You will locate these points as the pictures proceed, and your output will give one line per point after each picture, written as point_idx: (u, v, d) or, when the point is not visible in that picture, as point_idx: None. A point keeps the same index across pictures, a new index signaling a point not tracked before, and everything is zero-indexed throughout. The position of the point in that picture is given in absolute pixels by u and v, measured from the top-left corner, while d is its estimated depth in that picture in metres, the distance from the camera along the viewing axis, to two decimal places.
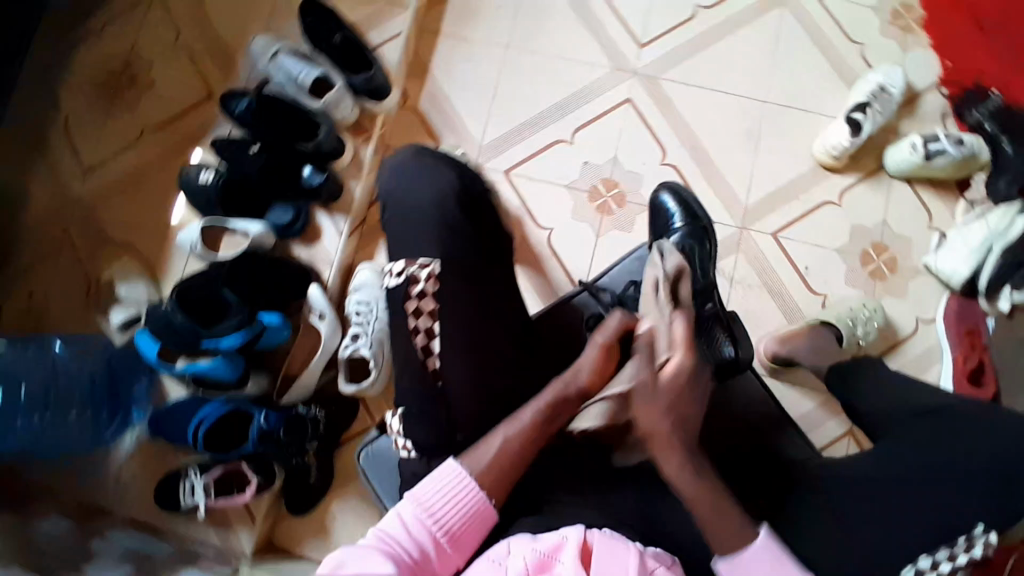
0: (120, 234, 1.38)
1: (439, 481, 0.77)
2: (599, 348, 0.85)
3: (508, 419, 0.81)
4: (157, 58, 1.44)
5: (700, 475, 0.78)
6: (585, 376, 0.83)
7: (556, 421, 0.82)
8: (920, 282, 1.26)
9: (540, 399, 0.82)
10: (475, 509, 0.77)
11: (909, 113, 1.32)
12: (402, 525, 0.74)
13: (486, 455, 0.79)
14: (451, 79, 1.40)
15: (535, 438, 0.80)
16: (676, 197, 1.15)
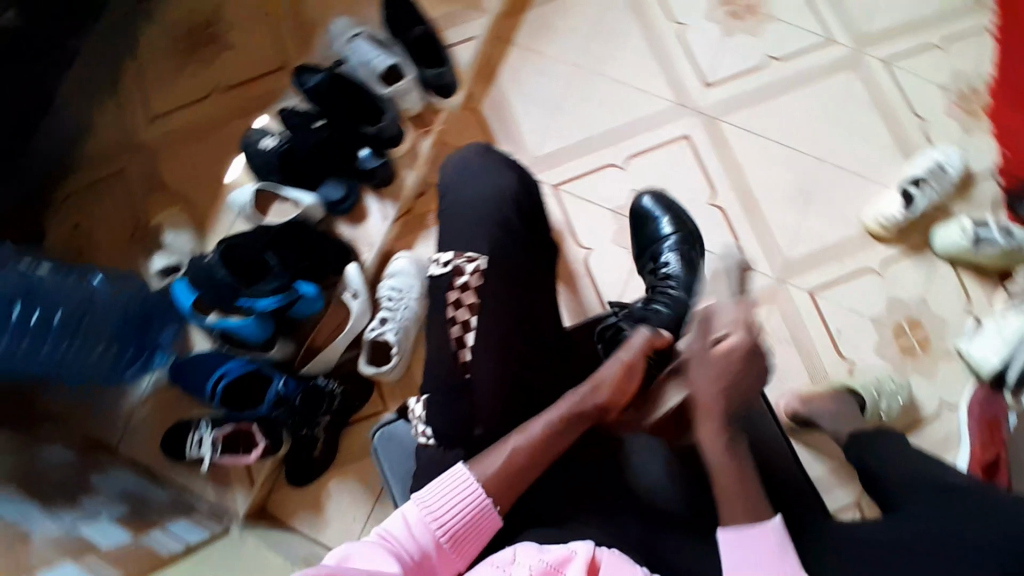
0: (175, 183, 1.42)
1: (444, 485, 0.79)
2: (623, 362, 0.90)
3: (518, 429, 0.82)
4: (240, 21, 1.49)
5: (740, 464, 0.80)
6: (608, 384, 0.88)
7: (571, 433, 0.83)
8: (950, 365, 1.25)
9: (553, 412, 0.83)
10: (479, 514, 0.78)
11: (962, 195, 1.32)
12: (405, 526, 0.75)
13: (495, 464, 0.80)
14: (517, 87, 1.43)
15: (541, 453, 0.81)
16: (663, 203, 1.24)
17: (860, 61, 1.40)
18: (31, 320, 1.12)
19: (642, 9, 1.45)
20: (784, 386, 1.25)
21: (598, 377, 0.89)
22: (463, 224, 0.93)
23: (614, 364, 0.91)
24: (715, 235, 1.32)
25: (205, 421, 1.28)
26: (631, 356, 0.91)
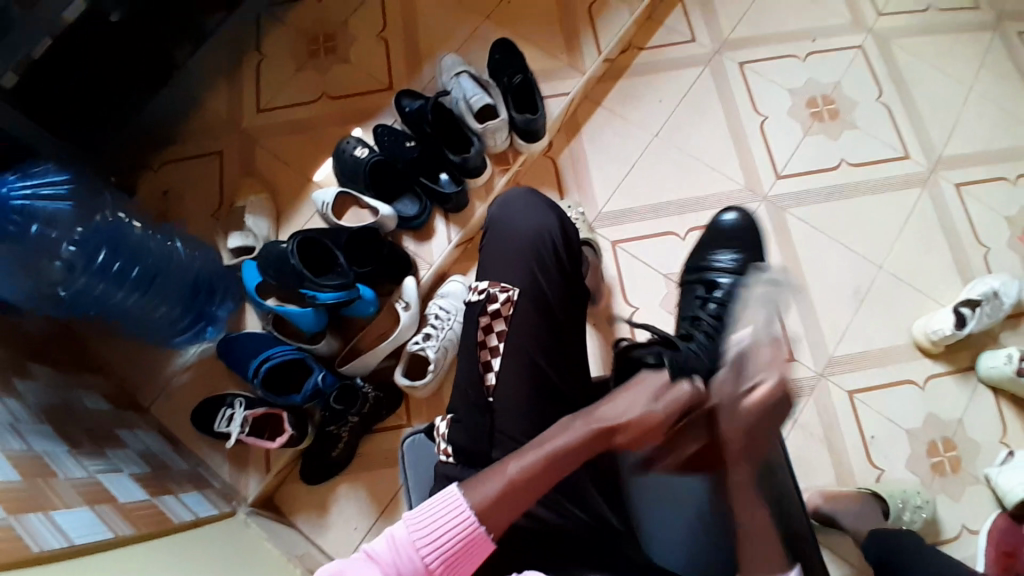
0: (265, 173, 1.53)
1: (434, 506, 0.74)
2: (642, 413, 0.77)
3: (530, 448, 0.77)
4: (360, 41, 1.62)
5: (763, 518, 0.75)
6: (626, 428, 0.77)
7: (568, 467, 0.77)
8: (978, 492, 1.22)
9: (561, 441, 0.77)
10: (467, 539, 0.73)
11: (1015, 327, 1.32)
12: (392, 546, 0.72)
13: (494, 489, 0.75)
14: (596, 145, 1.51)
15: (538, 485, 0.75)
16: (739, 219, 1.16)
17: (933, 181, 1.43)
18: (113, 267, 1.23)
19: (728, 96, 1.52)
20: (807, 479, 1.24)
21: (617, 414, 0.78)
22: (510, 256, 0.92)
23: (637, 409, 0.78)
24: None
25: (241, 400, 1.32)
26: (657, 414, 0.77)
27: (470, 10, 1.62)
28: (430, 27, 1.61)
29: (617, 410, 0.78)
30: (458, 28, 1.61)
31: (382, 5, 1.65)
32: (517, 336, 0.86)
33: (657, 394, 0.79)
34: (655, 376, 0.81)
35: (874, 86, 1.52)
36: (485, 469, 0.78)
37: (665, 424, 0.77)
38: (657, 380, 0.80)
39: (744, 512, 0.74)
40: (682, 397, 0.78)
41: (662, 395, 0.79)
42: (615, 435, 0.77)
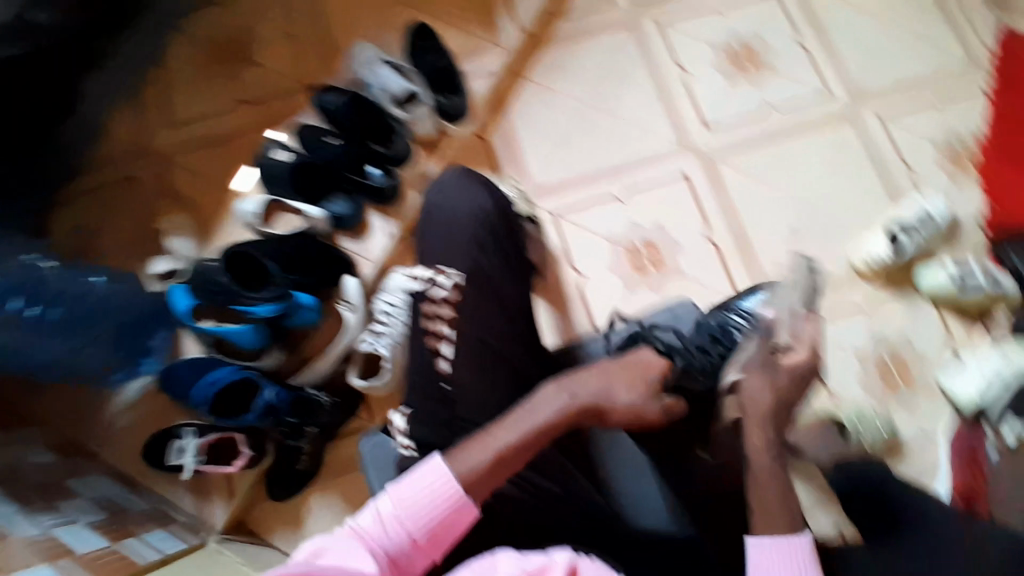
0: (184, 190, 1.45)
1: (419, 477, 0.72)
2: (634, 406, 0.78)
3: (518, 412, 0.76)
4: (267, 41, 1.55)
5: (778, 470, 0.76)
6: (617, 413, 0.78)
7: (547, 442, 0.76)
8: (932, 401, 1.26)
9: (554, 407, 0.76)
10: (454, 508, 0.71)
11: (949, 242, 1.36)
12: (378, 521, 0.70)
13: (480, 461, 0.73)
14: (524, 118, 1.48)
15: (534, 442, 0.75)
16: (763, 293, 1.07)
17: (856, 114, 1.46)
18: (28, 313, 1.14)
19: (649, 54, 1.52)
20: None
21: (610, 398, 0.78)
22: (449, 239, 0.86)
23: (630, 399, 0.78)
24: (709, 272, 1.36)
25: (190, 429, 1.26)
26: (651, 412, 0.78)
27: None
28: (338, 18, 1.55)
29: (615, 394, 0.78)
30: (368, 16, 1.55)
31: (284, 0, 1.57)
32: (463, 314, 0.82)
33: (652, 387, 0.79)
34: (654, 361, 0.82)
35: (788, 28, 1.53)
36: (471, 437, 0.76)
37: (655, 422, 0.78)
38: (653, 370, 0.80)
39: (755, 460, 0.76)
40: (672, 404, 0.79)
41: (656, 391, 0.79)
42: (605, 420, 0.78)
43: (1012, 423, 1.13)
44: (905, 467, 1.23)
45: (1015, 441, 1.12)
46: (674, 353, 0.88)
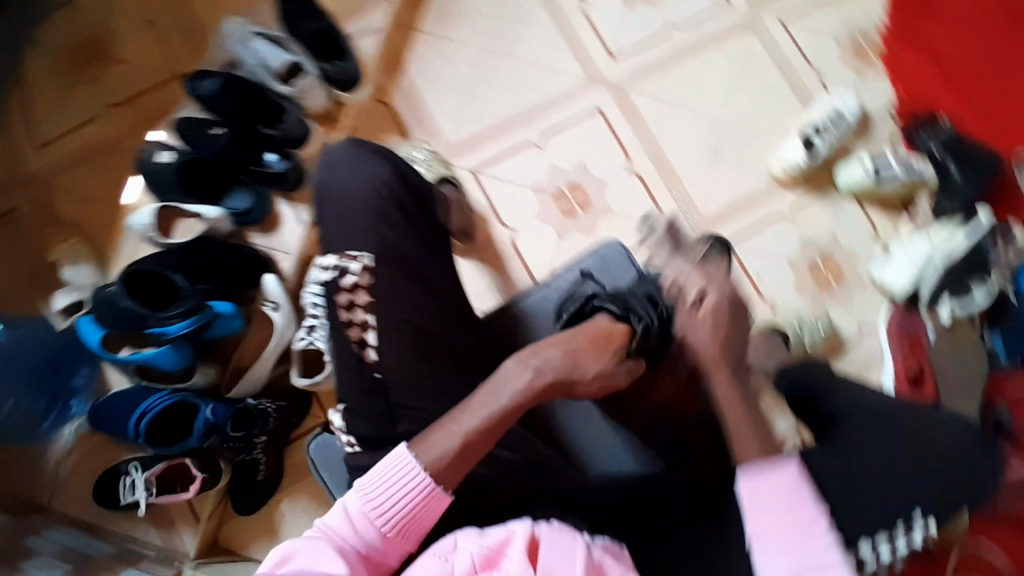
0: (70, 214, 1.32)
1: (385, 470, 0.68)
2: (600, 376, 0.76)
3: (481, 393, 0.72)
4: (127, 35, 1.40)
5: (750, 409, 0.74)
6: (584, 384, 0.75)
7: (512, 423, 0.72)
8: (865, 293, 1.31)
9: (519, 382, 0.73)
10: (424, 499, 0.68)
11: (862, 135, 1.37)
12: (346, 519, 0.67)
13: (448, 450, 0.69)
14: (424, 77, 1.40)
15: (502, 421, 0.71)
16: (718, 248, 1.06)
17: (757, 20, 1.43)
18: None
19: None
20: None
21: (577, 371, 0.75)
22: (350, 221, 0.81)
23: (597, 368, 0.76)
24: (638, 205, 1.34)
25: (135, 463, 1.18)
26: (617, 379, 0.77)
27: None
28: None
29: (583, 365, 0.75)
30: None
31: None
32: (379, 298, 0.77)
33: (617, 352, 0.77)
34: (615, 329, 0.78)
35: None
36: (436, 424, 0.71)
37: (620, 386, 0.77)
38: (617, 336, 0.78)
39: (723, 402, 0.75)
40: (635, 367, 0.78)
41: (620, 357, 0.77)
42: (573, 392, 0.76)
43: (946, 302, 1.19)
44: (847, 360, 1.28)
45: (949, 318, 1.19)
46: (631, 314, 0.81)
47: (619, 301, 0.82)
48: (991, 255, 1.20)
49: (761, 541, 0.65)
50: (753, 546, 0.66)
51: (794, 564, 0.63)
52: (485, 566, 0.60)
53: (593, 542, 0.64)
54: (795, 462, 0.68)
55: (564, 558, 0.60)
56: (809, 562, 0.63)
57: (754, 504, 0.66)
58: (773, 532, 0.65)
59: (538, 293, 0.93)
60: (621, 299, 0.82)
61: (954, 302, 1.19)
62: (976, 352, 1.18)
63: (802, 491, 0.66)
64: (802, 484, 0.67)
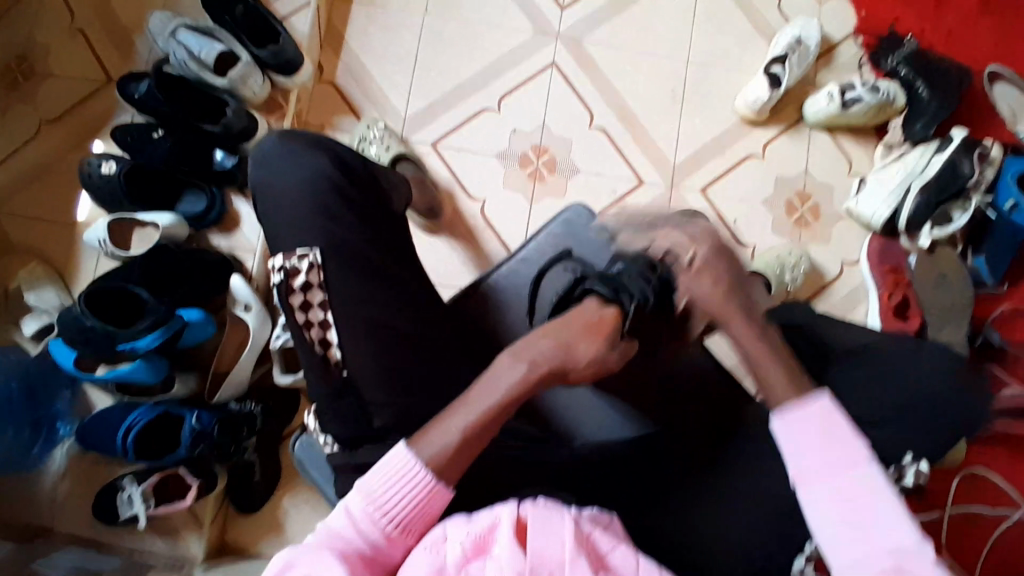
0: (23, 237, 1.28)
1: (385, 470, 0.65)
2: (595, 362, 0.71)
3: (476, 384, 0.70)
4: (53, 43, 1.33)
5: (771, 346, 0.72)
6: (579, 371, 0.71)
7: (512, 412, 0.70)
8: (843, 227, 1.29)
9: (512, 371, 0.69)
10: (426, 497, 0.65)
11: (826, 64, 1.33)
12: (350, 522, 0.64)
13: (446, 445, 0.66)
14: (369, 52, 1.34)
15: (496, 415, 0.68)
16: None
17: None
18: None
19: None
20: None
21: (568, 359, 0.70)
22: (296, 218, 0.78)
23: (591, 354, 0.71)
24: (606, 162, 1.31)
25: (129, 477, 1.13)
26: (611, 362, 0.72)
27: None
28: None
29: (576, 353, 0.71)
30: None
31: None
32: (338, 295, 0.76)
33: (609, 336, 0.72)
34: (604, 315, 0.72)
35: None
36: (433, 420, 0.68)
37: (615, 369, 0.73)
38: (606, 320, 0.72)
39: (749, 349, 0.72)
40: (629, 348, 0.73)
41: (613, 340, 0.72)
42: (566, 380, 0.72)
43: (927, 229, 1.19)
44: (832, 297, 1.27)
45: (929, 243, 1.20)
46: (623, 295, 0.74)
47: (608, 283, 0.75)
48: (966, 171, 1.16)
49: (807, 486, 0.63)
50: (799, 492, 0.63)
51: (844, 504, 0.61)
52: (476, 552, 0.60)
53: (582, 515, 0.64)
54: (827, 397, 0.65)
55: (552, 536, 0.60)
56: (857, 500, 0.61)
57: (793, 447, 0.64)
58: (818, 471, 0.62)
59: (505, 267, 0.91)
60: (611, 281, 0.75)
61: (934, 229, 1.19)
62: (959, 278, 1.17)
63: (840, 424, 0.64)
64: (838, 417, 0.64)
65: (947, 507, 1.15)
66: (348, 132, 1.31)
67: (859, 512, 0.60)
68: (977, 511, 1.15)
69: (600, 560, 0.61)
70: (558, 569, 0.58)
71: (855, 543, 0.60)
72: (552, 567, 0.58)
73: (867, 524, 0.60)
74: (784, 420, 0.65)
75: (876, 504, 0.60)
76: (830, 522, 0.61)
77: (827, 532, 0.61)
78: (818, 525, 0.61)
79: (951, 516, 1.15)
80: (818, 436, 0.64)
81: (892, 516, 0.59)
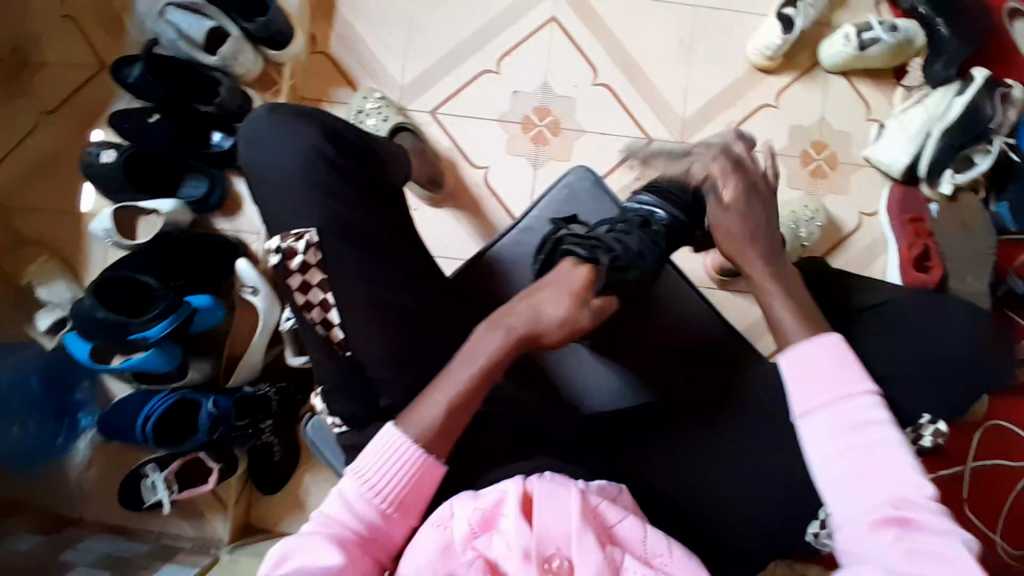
0: (28, 230, 1.27)
1: (375, 452, 0.65)
2: (565, 322, 0.70)
3: (461, 356, 0.70)
4: (41, 30, 1.30)
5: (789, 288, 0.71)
6: (552, 334, 0.70)
7: (494, 382, 0.70)
8: (862, 176, 1.24)
9: (494, 337, 0.70)
10: (419, 473, 0.65)
11: (841, 4, 1.26)
12: (346, 507, 0.64)
13: (434, 419, 0.67)
14: (362, 19, 1.30)
15: (478, 385, 0.69)
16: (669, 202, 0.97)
17: None
18: None
19: None
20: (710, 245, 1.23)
21: (538, 321, 0.70)
22: (291, 199, 0.76)
23: (560, 312, 0.70)
24: (611, 120, 1.26)
25: (151, 464, 1.15)
26: (583, 321, 0.70)
27: None
28: None
29: (545, 311, 0.71)
30: None
31: None
32: (338, 277, 0.74)
33: (578, 295, 0.70)
34: (575, 275, 0.71)
35: None
36: (419, 397, 0.68)
37: (588, 328, 0.71)
38: (578, 279, 0.71)
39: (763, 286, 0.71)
40: (603, 305, 0.71)
41: (583, 298, 0.71)
42: (540, 345, 0.71)
43: (949, 175, 1.15)
44: (851, 251, 1.22)
45: (952, 190, 1.16)
46: (598, 253, 0.73)
47: (587, 244, 0.75)
48: (989, 113, 1.11)
49: (808, 417, 0.60)
50: (798, 425, 0.61)
51: (842, 437, 0.58)
52: (483, 528, 0.59)
53: (589, 489, 0.63)
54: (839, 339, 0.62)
55: (557, 510, 0.59)
56: (856, 432, 0.58)
57: (796, 380, 0.62)
58: (822, 408, 0.60)
59: (508, 237, 0.89)
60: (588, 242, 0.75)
61: (956, 175, 1.15)
62: (982, 225, 1.14)
63: (847, 359, 0.61)
64: (847, 354, 0.62)
65: (969, 461, 1.13)
66: (344, 105, 1.27)
67: (856, 447, 0.57)
68: (998, 464, 1.13)
69: (609, 532, 0.60)
70: (566, 540, 0.58)
71: (851, 479, 0.57)
72: (560, 538, 0.58)
73: (866, 458, 0.57)
74: (790, 357, 0.63)
75: (880, 438, 0.57)
76: (829, 456, 0.58)
77: (825, 463, 0.58)
78: (816, 461, 0.59)
79: (974, 469, 1.13)
80: (824, 375, 0.61)
81: (890, 451, 0.57)
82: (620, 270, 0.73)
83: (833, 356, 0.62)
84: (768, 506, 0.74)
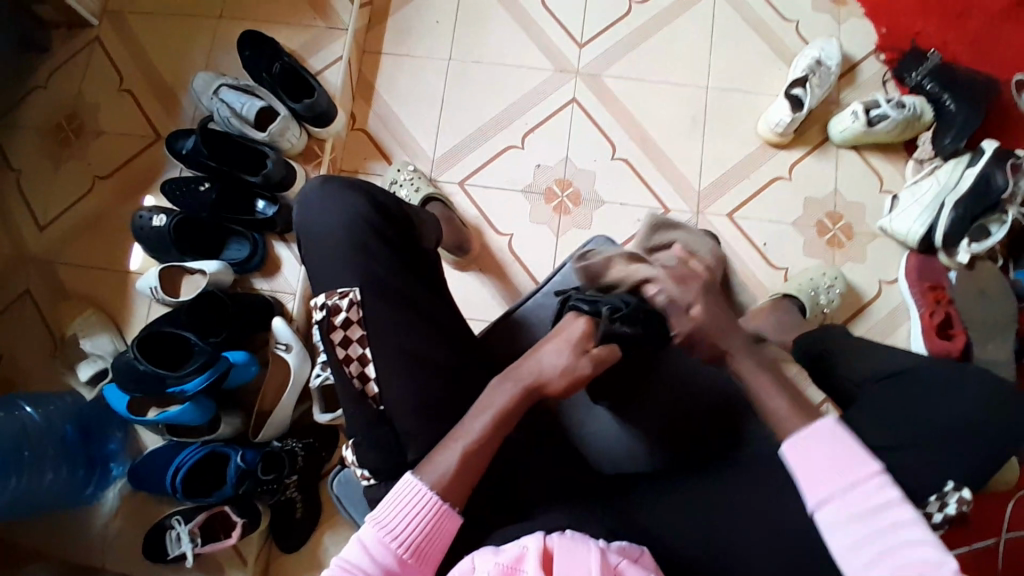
0: (79, 287, 1.35)
1: (395, 500, 0.69)
2: (566, 371, 0.75)
3: (478, 406, 0.74)
4: (104, 105, 1.43)
5: (782, 386, 0.75)
6: (554, 384, 0.75)
7: (507, 432, 0.74)
8: (878, 244, 1.27)
9: (505, 392, 0.74)
10: (437, 520, 0.69)
11: (848, 83, 1.34)
12: (365, 553, 0.67)
13: (449, 466, 0.70)
14: (398, 98, 1.41)
15: (493, 442, 0.72)
16: None
17: None
18: None
19: None
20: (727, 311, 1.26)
21: (542, 372, 0.76)
22: (332, 262, 0.82)
23: (561, 362, 0.75)
24: (627, 190, 1.32)
25: (178, 515, 1.16)
26: (583, 370, 0.75)
27: (201, 20, 1.46)
28: (166, 54, 1.45)
29: (547, 365, 0.76)
30: (203, 47, 1.45)
31: (103, 51, 1.46)
32: (372, 334, 0.78)
33: (577, 345, 0.76)
34: (574, 326, 0.77)
35: None
36: (439, 444, 0.72)
37: (590, 377, 0.75)
38: (576, 330, 0.76)
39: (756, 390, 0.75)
40: (603, 353, 0.75)
41: (582, 348, 0.76)
42: (547, 395, 0.76)
43: (965, 245, 1.17)
44: (868, 320, 1.24)
45: (968, 258, 1.18)
46: (600, 307, 0.78)
47: (590, 298, 0.79)
48: (1000, 183, 1.14)
49: (823, 507, 0.65)
50: (815, 514, 0.66)
51: (857, 519, 0.64)
52: None
53: (610, 547, 0.64)
54: (833, 419, 0.69)
55: (578, 569, 0.59)
56: (875, 519, 0.63)
57: (805, 470, 0.67)
58: (834, 493, 0.65)
59: (532, 299, 0.93)
60: (592, 297, 0.79)
61: (972, 244, 1.17)
62: (1004, 293, 1.16)
63: (847, 443, 0.67)
64: (846, 436, 0.68)
65: (1005, 535, 1.09)
66: (380, 176, 1.37)
67: (872, 527, 0.63)
68: None
69: None
70: None
71: (876, 563, 0.62)
72: None
73: (888, 539, 0.62)
74: (790, 445, 0.69)
75: (893, 517, 0.63)
76: (853, 545, 0.63)
77: (849, 556, 0.63)
78: (839, 549, 0.64)
79: (1010, 545, 1.09)
80: (827, 456, 0.67)
81: (908, 531, 0.62)
82: (621, 320, 0.77)
83: (831, 437, 0.68)
84: (791, 572, 0.73)
